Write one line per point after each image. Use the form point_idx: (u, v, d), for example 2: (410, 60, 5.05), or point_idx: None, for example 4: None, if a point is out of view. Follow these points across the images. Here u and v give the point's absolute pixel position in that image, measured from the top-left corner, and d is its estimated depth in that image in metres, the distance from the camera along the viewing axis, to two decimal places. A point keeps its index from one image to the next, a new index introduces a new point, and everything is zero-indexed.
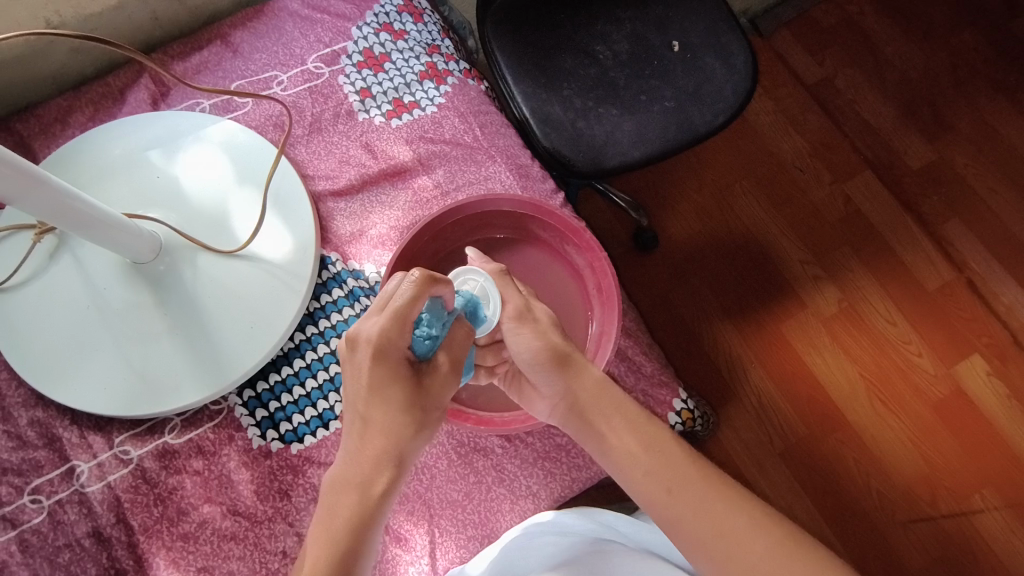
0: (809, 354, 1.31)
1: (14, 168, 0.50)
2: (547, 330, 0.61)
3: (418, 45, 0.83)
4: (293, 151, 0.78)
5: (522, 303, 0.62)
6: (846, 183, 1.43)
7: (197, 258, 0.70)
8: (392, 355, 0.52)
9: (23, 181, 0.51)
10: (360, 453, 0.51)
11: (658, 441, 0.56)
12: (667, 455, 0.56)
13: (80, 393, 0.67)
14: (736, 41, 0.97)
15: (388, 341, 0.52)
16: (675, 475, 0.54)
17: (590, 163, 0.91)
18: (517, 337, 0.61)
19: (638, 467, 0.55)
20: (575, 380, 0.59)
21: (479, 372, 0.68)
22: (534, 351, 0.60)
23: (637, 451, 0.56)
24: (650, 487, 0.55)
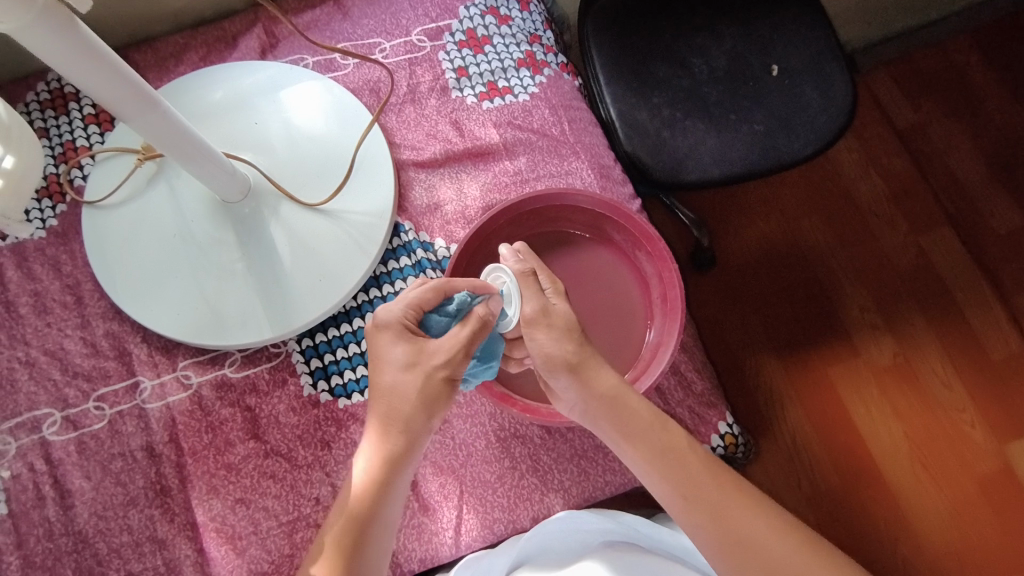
0: (854, 405, 1.27)
1: (136, 87, 0.53)
2: (565, 337, 0.58)
3: (520, 32, 0.83)
4: (385, 118, 0.80)
5: (544, 304, 0.59)
6: (923, 237, 1.38)
7: (281, 205, 0.73)
8: (397, 332, 0.56)
9: (138, 101, 0.54)
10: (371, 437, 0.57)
11: (679, 455, 0.58)
12: (688, 465, 0.57)
13: (154, 315, 0.71)
14: (838, 74, 0.95)
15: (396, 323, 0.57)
16: (701, 486, 0.56)
17: (667, 173, 0.91)
18: (537, 341, 0.58)
19: (660, 474, 0.57)
20: (589, 384, 0.58)
21: (509, 361, 0.68)
22: (548, 356, 0.58)
23: (660, 461, 0.57)
24: (677, 498, 0.56)
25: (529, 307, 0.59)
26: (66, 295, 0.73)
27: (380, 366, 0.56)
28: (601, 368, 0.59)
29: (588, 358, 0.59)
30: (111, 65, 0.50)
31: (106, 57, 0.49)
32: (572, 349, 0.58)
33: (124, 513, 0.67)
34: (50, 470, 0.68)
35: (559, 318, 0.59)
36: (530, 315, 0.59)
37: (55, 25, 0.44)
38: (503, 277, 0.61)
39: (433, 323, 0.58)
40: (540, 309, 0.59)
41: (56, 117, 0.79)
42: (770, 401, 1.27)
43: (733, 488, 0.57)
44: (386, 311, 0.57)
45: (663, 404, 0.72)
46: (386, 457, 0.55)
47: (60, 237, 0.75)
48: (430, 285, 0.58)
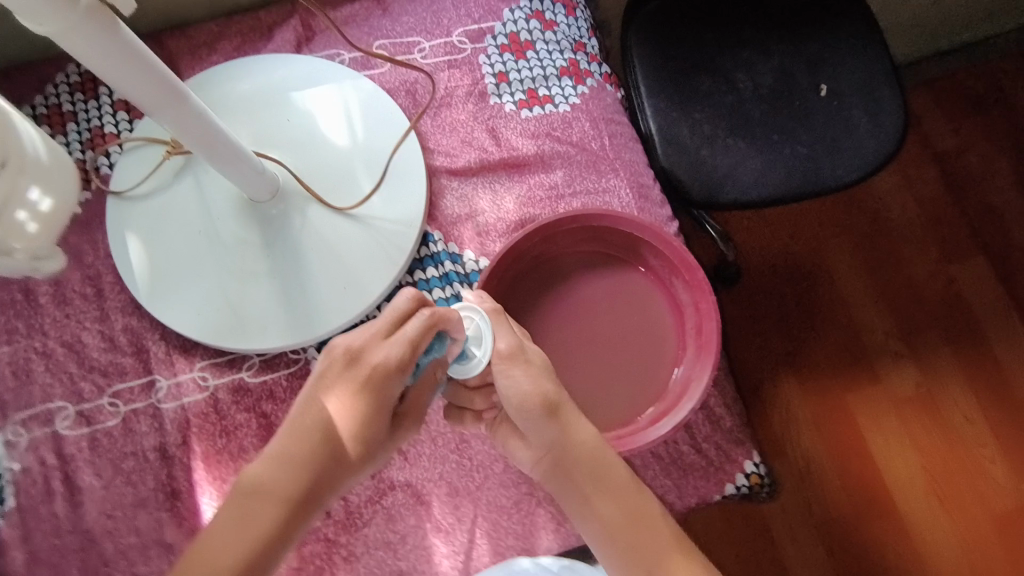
0: (872, 433, 1.25)
1: (166, 82, 0.51)
2: (539, 377, 0.58)
3: (565, 39, 0.80)
4: (420, 121, 0.78)
5: (517, 343, 0.58)
6: (957, 265, 1.34)
7: (309, 208, 0.71)
8: (377, 384, 0.53)
9: (167, 96, 0.52)
10: (292, 460, 0.53)
11: (644, 525, 0.57)
12: (647, 537, 0.56)
13: (174, 314, 0.69)
14: (891, 98, 0.91)
15: (382, 367, 0.53)
16: (652, 559, 0.55)
17: (705, 194, 0.88)
18: (510, 376, 0.57)
19: (614, 541, 0.56)
20: (566, 432, 0.58)
21: (464, 415, 0.63)
22: (524, 396, 0.57)
23: (619, 527, 0.57)
24: (627, 565, 0.56)
25: (503, 344, 0.58)
26: (86, 286, 0.72)
27: (346, 406, 0.54)
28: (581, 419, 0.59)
29: (563, 404, 0.58)
30: (153, 69, 0.50)
31: (149, 60, 0.49)
32: (547, 387, 0.58)
33: (133, 514, 0.66)
34: (61, 466, 0.67)
35: (533, 356, 0.59)
36: (504, 351, 0.58)
37: (99, 28, 0.44)
38: (471, 317, 0.57)
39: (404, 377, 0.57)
40: (514, 345, 0.58)
41: (85, 101, 0.77)
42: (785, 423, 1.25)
43: (693, 566, 0.56)
44: (382, 359, 0.53)
45: (689, 440, 0.70)
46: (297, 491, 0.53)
47: (83, 226, 0.73)
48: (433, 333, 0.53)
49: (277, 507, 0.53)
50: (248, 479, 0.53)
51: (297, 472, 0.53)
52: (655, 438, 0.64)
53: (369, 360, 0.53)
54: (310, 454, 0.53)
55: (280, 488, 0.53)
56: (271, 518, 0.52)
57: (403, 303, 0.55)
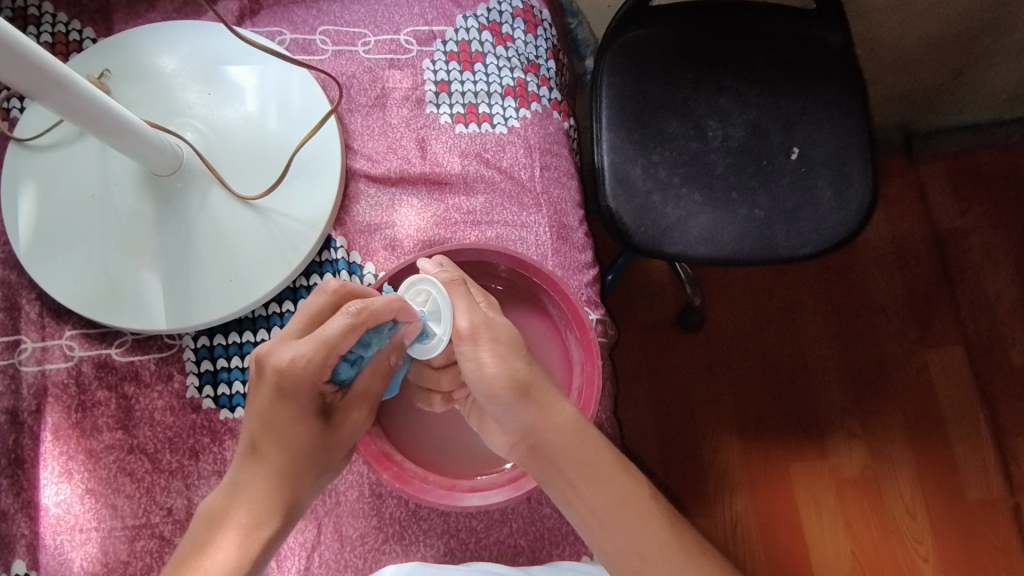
0: (806, 507, 1.20)
1: (44, 69, 0.49)
2: (507, 356, 0.57)
3: (517, 57, 0.76)
4: (348, 118, 0.74)
5: (482, 316, 0.58)
6: (928, 350, 1.28)
7: (210, 191, 0.68)
8: (302, 393, 0.53)
9: (45, 80, 0.49)
10: (241, 489, 0.54)
11: (632, 513, 0.56)
12: (638, 521, 0.56)
13: (52, 276, 0.67)
14: (864, 172, 0.85)
15: (303, 375, 0.52)
16: (646, 548, 0.55)
17: (647, 242, 0.84)
18: (476, 357, 0.57)
19: (608, 533, 0.56)
20: (542, 413, 0.57)
21: (434, 398, 0.65)
22: (491, 377, 0.56)
23: (612, 513, 0.56)
24: (629, 553, 0.55)
25: (463, 320, 0.58)
26: None
27: (280, 426, 0.54)
28: (556, 400, 0.58)
29: (536, 386, 0.57)
30: (12, 46, 0.45)
31: (7, 37, 0.44)
32: (518, 368, 0.57)
33: None
34: None
35: (497, 331, 0.58)
36: (465, 328, 0.57)
37: None
38: (427, 289, 0.57)
39: (341, 370, 0.56)
40: (476, 320, 0.58)
41: None
42: (716, 481, 1.21)
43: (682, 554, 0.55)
44: (291, 362, 0.51)
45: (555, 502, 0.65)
46: (257, 517, 0.54)
47: None
48: (349, 325, 0.51)
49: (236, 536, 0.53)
50: (209, 512, 0.54)
51: (249, 500, 0.54)
52: (506, 501, 0.60)
53: (280, 368, 0.52)
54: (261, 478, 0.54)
55: (233, 517, 0.53)
56: (230, 547, 0.52)
57: (320, 303, 0.55)
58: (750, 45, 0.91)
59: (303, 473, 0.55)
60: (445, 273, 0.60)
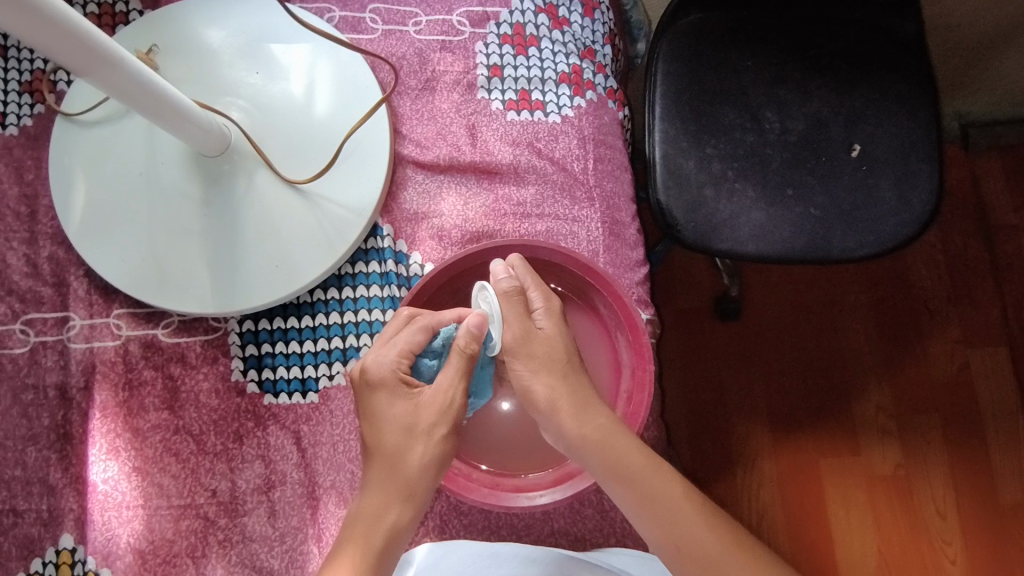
0: (835, 504, 1.18)
1: (94, 45, 0.46)
2: (543, 370, 0.58)
3: (573, 42, 0.73)
4: (397, 102, 0.72)
5: (526, 330, 0.59)
6: (971, 351, 1.24)
7: (257, 173, 0.67)
8: (392, 387, 0.57)
9: (94, 58, 0.46)
10: (374, 495, 0.55)
11: (674, 502, 0.55)
12: (681, 511, 0.55)
13: (100, 255, 0.66)
14: (928, 173, 0.81)
15: (388, 370, 0.57)
16: (695, 539, 0.54)
17: (696, 238, 0.81)
18: (516, 371, 0.59)
19: (652, 522, 0.55)
20: (573, 423, 0.57)
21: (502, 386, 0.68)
22: (528, 390, 0.58)
23: (654, 505, 0.55)
24: (677, 545, 0.54)
25: (510, 332, 0.59)
26: (21, 205, 0.70)
27: (380, 427, 0.56)
28: (585, 408, 0.57)
29: (568, 399, 0.57)
30: (62, 22, 0.42)
31: (56, 14, 0.41)
32: (553, 384, 0.58)
33: (23, 447, 0.65)
34: None
35: (539, 346, 0.59)
36: (511, 341, 0.59)
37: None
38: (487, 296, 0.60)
39: (423, 366, 0.59)
40: (518, 335, 0.59)
41: None
42: (746, 473, 1.19)
43: (732, 541, 0.54)
44: (382, 365, 0.57)
45: (597, 504, 0.65)
46: (388, 519, 0.54)
47: (31, 141, 0.71)
48: (420, 325, 0.58)
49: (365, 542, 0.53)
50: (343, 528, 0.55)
51: (385, 503, 0.54)
52: (551, 503, 0.60)
53: (374, 373, 0.57)
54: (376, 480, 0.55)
55: (369, 518, 0.54)
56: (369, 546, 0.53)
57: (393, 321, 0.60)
58: (814, 34, 0.87)
59: (411, 470, 0.55)
60: (506, 285, 0.60)
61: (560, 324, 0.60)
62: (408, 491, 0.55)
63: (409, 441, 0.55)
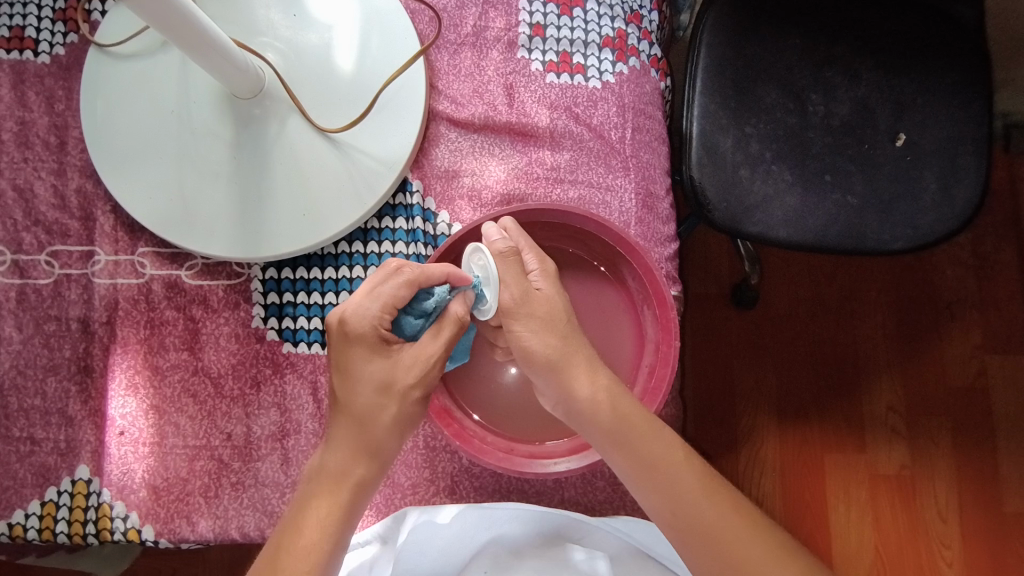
0: (836, 498, 1.18)
1: None
2: (544, 331, 0.56)
3: (621, 6, 0.71)
4: (436, 56, 0.70)
5: (525, 291, 0.57)
6: (991, 356, 1.22)
7: (290, 119, 0.65)
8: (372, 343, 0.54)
9: None
10: (342, 449, 0.54)
11: (673, 466, 0.55)
12: (679, 475, 0.55)
13: (128, 191, 0.66)
14: (973, 169, 0.79)
15: (367, 326, 0.54)
16: (690, 503, 0.54)
17: (727, 218, 0.80)
18: (515, 333, 0.56)
19: (650, 487, 0.55)
20: (571, 384, 0.56)
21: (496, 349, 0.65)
22: (528, 351, 0.56)
23: (652, 470, 0.55)
24: (676, 508, 0.54)
25: (509, 293, 0.57)
26: (51, 135, 0.69)
27: (354, 383, 0.54)
28: (586, 371, 0.56)
29: (568, 362, 0.56)
30: None
31: None
32: (555, 345, 0.56)
33: (43, 377, 0.66)
34: None
35: (540, 307, 0.57)
36: (510, 302, 0.56)
37: None
38: (483, 257, 0.56)
39: (406, 325, 0.56)
40: (518, 295, 0.56)
41: None
42: (751, 459, 1.19)
43: (730, 505, 0.54)
44: (358, 321, 0.54)
45: (609, 476, 0.65)
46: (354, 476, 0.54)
47: (63, 71, 0.70)
48: (405, 281, 0.54)
49: (328, 495, 0.53)
50: (307, 478, 0.55)
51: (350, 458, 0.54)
52: (566, 472, 0.60)
53: (350, 329, 0.54)
54: (342, 435, 0.54)
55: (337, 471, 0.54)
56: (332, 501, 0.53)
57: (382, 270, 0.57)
58: (867, 15, 0.84)
59: (381, 431, 0.54)
60: (501, 244, 0.58)
61: (556, 286, 0.59)
62: (375, 450, 0.54)
63: (384, 401, 0.54)
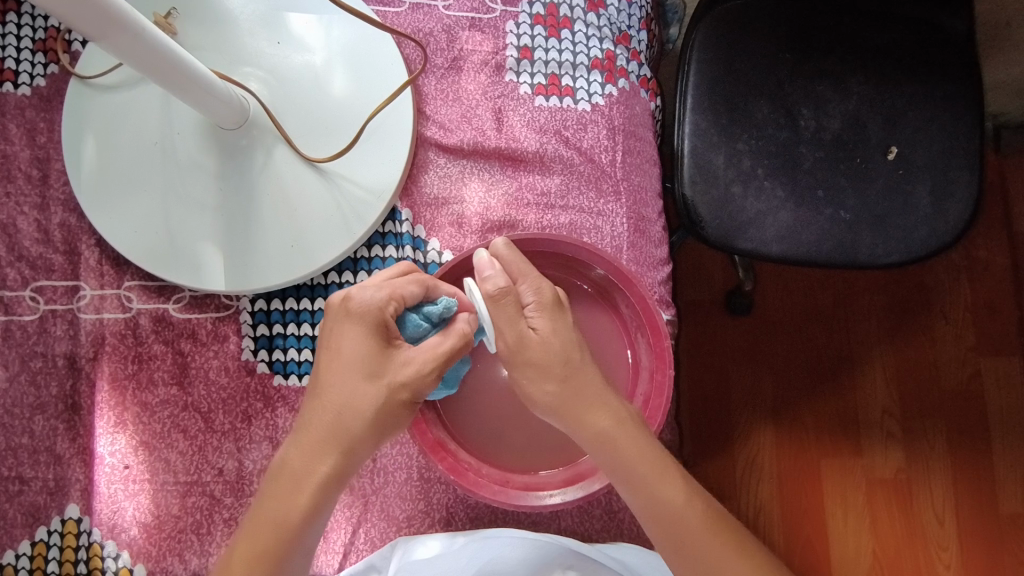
0: (833, 504, 1.18)
1: (115, 13, 0.43)
2: (543, 380, 0.53)
3: (608, 26, 0.70)
4: (423, 81, 0.70)
5: (519, 335, 0.52)
6: (986, 358, 1.22)
7: (276, 149, 0.64)
8: (370, 326, 0.50)
9: (112, 26, 0.44)
10: (314, 442, 0.50)
11: (681, 504, 0.53)
12: (687, 513, 0.53)
13: (112, 224, 0.65)
14: (964, 181, 0.79)
15: (366, 306, 0.50)
16: (700, 537, 0.53)
17: (719, 236, 0.79)
18: (515, 377, 0.54)
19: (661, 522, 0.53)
20: (584, 420, 0.53)
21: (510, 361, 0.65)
22: (527, 396, 0.54)
23: (659, 510, 0.53)
24: (680, 547, 0.53)
25: (503, 340, 0.52)
26: (33, 168, 0.68)
27: (338, 366, 0.50)
28: (592, 412, 0.53)
29: (571, 408, 0.53)
30: None
31: None
32: (552, 395, 0.53)
33: (30, 415, 0.65)
34: None
35: (539, 352, 0.52)
36: (504, 349, 0.52)
37: None
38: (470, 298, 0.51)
39: (410, 324, 0.53)
40: (514, 344, 0.52)
41: None
42: (748, 467, 1.18)
43: (736, 549, 0.53)
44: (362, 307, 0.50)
45: (604, 504, 0.64)
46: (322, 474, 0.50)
47: (44, 102, 0.69)
48: (418, 280, 0.54)
49: (290, 499, 0.50)
50: (272, 473, 0.51)
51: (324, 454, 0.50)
52: (561, 505, 0.59)
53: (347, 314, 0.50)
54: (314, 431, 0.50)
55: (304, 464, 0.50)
56: (299, 496, 0.50)
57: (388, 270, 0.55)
58: (857, 28, 0.83)
59: (356, 427, 0.50)
60: (496, 280, 0.51)
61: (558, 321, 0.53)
62: (346, 447, 0.50)
63: (365, 392, 0.50)
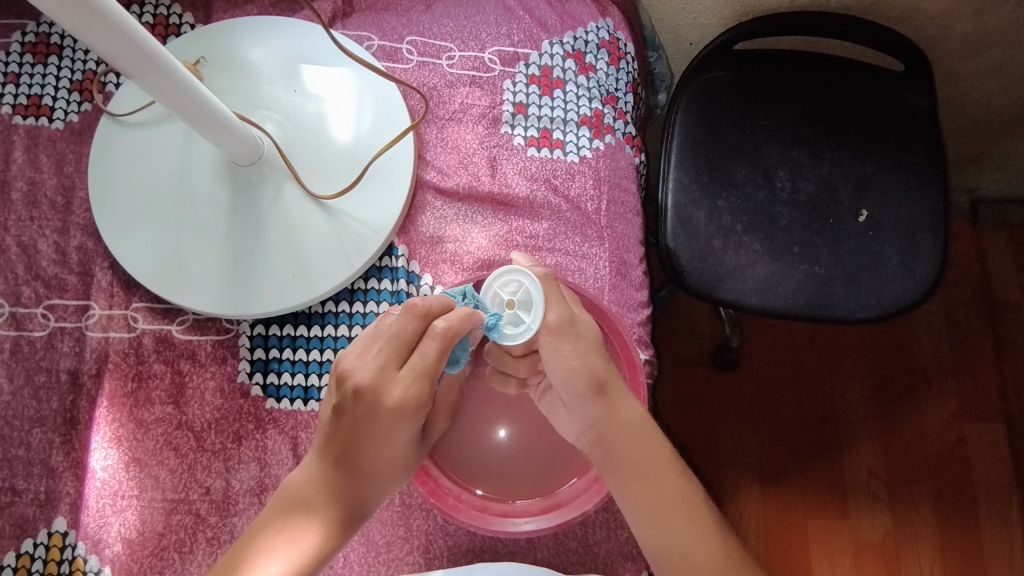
0: (819, 565, 1.17)
1: (149, 49, 0.48)
2: (587, 351, 0.60)
3: (597, 88, 0.76)
4: (425, 130, 0.76)
5: (569, 312, 0.60)
6: (968, 423, 1.24)
7: (285, 185, 0.69)
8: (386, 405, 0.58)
9: (145, 63, 0.49)
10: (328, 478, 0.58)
11: (670, 512, 0.57)
12: (686, 524, 0.57)
13: (127, 250, 0.69)
14: (929, 245, 0.84)
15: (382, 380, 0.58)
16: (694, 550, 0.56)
17: (701, 284, 0.83)
18: (559, 350, 0.59)
19: (654, 530, 0.57)
20: (612, 412, 0.60)
21: (509, 382, 0.66)
22: (570, 369, 0.59)
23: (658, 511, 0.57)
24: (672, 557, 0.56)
25: (554, 314, 0.60)
26: (57, 195, 0.73)
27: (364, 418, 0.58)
28: (625, 398, 0.60)
29: (610, 384, 0.60)
30: (122, 25, 0.45)
31: (115, 17, 0.44)
32: (596, 366, 0.60)
33: (29, 428, 0.67)
34: None
35: (585, 330, 0.61)
36: (555, 322, 0.59)
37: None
38: (519, 281, 0.59)
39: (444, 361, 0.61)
40: (564, 318, 0.60)
41: None
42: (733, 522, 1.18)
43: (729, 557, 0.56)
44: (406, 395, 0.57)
45: (580, 538, 0.65)
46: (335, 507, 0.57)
47: (74, 135, 0.75)
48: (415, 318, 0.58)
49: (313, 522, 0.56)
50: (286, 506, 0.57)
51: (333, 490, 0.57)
52: (534, 531, 0.63)
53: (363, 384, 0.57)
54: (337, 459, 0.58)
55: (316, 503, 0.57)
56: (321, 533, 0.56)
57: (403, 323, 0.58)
58: (828, 100, 0.91)
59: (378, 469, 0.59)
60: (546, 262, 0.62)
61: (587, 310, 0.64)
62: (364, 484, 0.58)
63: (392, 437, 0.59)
